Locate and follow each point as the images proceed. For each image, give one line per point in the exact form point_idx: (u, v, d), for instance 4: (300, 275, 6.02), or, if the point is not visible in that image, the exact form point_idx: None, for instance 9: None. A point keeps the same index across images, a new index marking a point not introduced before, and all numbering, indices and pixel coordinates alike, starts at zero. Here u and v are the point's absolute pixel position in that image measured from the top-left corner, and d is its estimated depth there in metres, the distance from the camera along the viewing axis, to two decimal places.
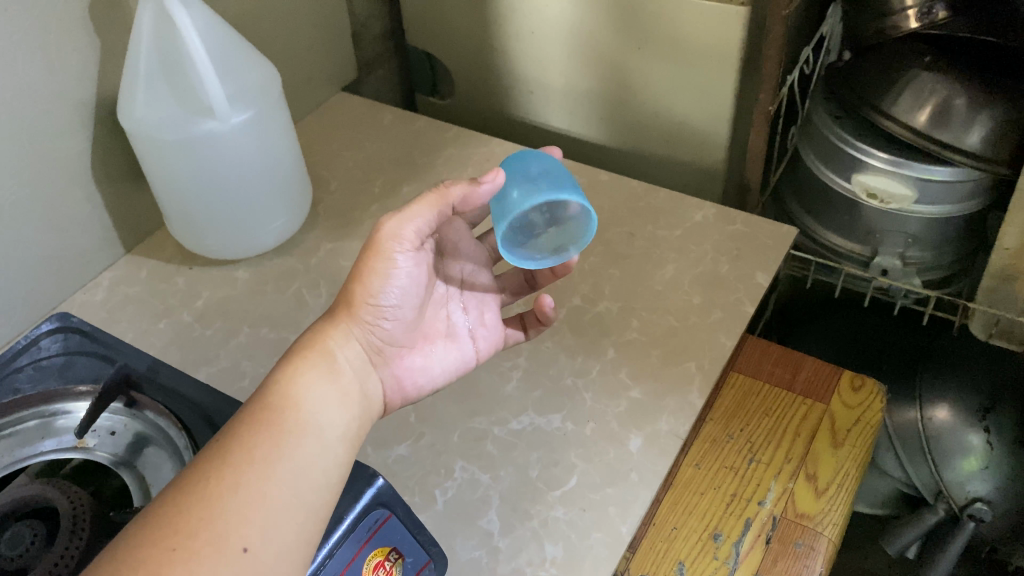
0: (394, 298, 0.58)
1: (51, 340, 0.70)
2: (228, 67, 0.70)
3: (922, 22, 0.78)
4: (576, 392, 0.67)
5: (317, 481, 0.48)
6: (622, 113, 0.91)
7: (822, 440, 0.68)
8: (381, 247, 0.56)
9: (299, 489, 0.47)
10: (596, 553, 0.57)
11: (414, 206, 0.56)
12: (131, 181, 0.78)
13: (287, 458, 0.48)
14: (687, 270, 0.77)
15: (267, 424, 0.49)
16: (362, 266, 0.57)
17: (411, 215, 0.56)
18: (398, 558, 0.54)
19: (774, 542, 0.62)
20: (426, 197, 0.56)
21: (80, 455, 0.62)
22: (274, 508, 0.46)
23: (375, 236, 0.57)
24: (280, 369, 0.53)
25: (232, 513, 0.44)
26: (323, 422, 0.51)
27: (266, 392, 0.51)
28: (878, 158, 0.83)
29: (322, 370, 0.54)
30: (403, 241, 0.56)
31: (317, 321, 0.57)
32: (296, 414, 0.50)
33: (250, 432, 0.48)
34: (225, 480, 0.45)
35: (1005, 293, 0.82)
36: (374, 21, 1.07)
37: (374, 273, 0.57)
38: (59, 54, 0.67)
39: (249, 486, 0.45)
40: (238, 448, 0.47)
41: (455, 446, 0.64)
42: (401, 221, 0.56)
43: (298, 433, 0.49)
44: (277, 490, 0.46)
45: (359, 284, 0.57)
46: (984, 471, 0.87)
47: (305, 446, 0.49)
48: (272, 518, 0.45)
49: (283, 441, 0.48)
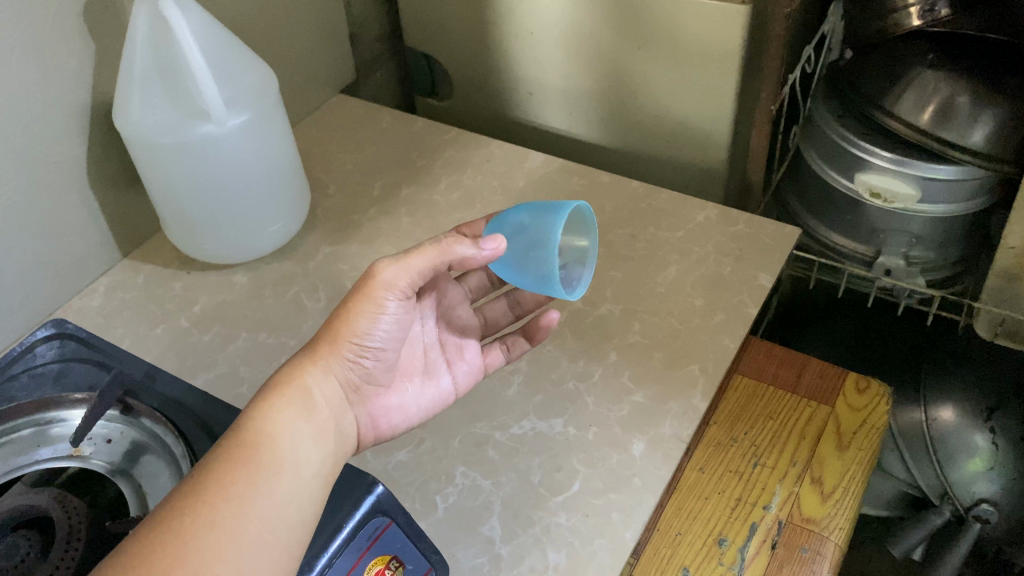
0: (378, 338, 0.57)
1: (46, 346, 0.70)
2: (226, 70, 0.70)
3: (925, 20, 0.79)
4: (578, 397, 0.66)
5: (292, 518, 0.48)
6: (622, 114, 0.91)
7: (828, 443, 0.67)
8: (372, 291, 0.55)
9: (274, 526, 0.46)
10: (599, 560, 0.56)
11: (411, 256, 0.55)
12: (128, 187, 0.78)
13: (262, 497, 0.47)
14: (689, 272, 0.76)
15: (245, 460, 0.48)
16: (348, 303, 0.55)
17: (408, 265, 0.55)
18: (399, 565, 0.53)
19: (779, 547, 0.61)
20: (425, 248, 0.55)
21: (76, 463, 0.61)
22: (249, 546, 0.45)
23: (368, 280, 0.55)
24: (255, 403, 0.51)
25: (206, 551, 0.43)
26: (300, 458, 0.50)
27: (243, 427, 0.50)
28: (881, 157, 0.82)
29: (301, 409, 0.52)
30: (395, 287, 0.55)
31: (296, 355, 0.55)
32: (272, 451, 0.49)
33: (227, 468, 0.47)
34: (201, 516, 0.44)
35: (1011, 293, 0.81)
36: (372, 23, 1.06)
37: (361, 314, 0.55)
38: (53, 57, 0.66)
39: (225, 522, 0.45)
40: (215, 482, 0.46)
41: (455, 452, 0.63)
42: (397, 269, 0.55)
43: (276, 470, 0.48)
44: (253, 525, 0.46)
45: (347, 322, 0.55)
46: (990, 472, 0.86)
47: (282, 484, 0.48)
48: (246, 557, 0.45)
49: (261, 478, 0.48)
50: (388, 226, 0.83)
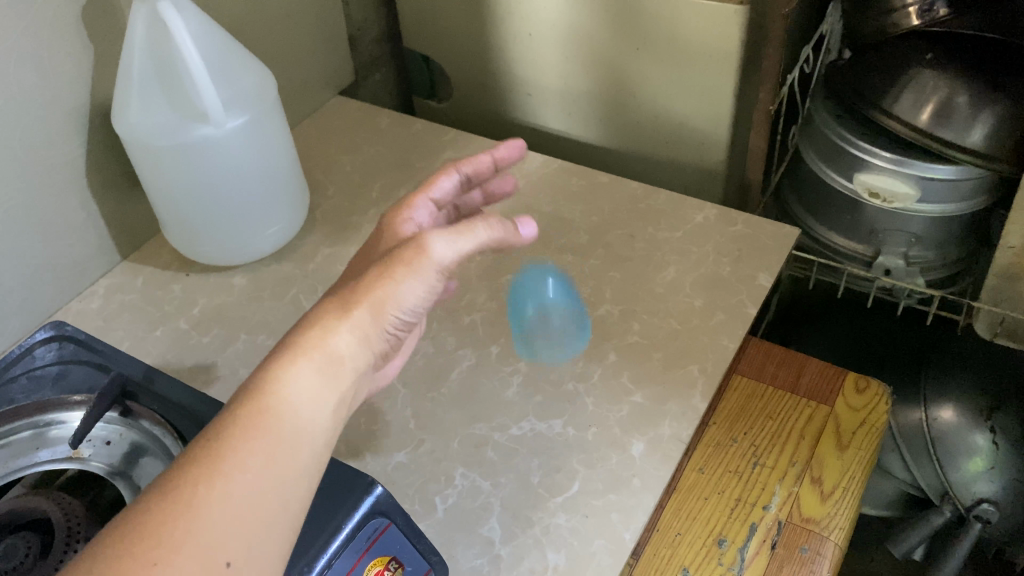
0: (412, 311, 0.50)
1: (45, 349, 0.70)
2: (224, 73, 0.70)
3: (924, 19, 0.78)
4: (577, 397, 0.66)
5: (305, 491, 0.42)
6: (621, 114, 0.91)
7: (827, 443, 0.67)
8: (421, 264, 0.48)
9: (289, 499, 0.40)
10: (598, 561, 0.56)
11: (467, 238, 0.49)
12: (127, 189, 0.78)
13: (282, 468, 0.40)
14: (688, 272, 0.76)
15: (265, 427, 0.41)
16: (391, 270, 0.48)
17: (462, 244, 0.49)
18: (399, 567, 0.53)
19: (779, 547, 0.61)
20: (477, 229, 0.50)
21: (75, 465, 0.61)
22: (265, 520, 0.39)
23: (415, 251, 0.48)
24: (272, 360, 0.44)
25: (220, 522, 0.37)
26: (321, 432, 0.43)
27: (263, 391, 0.42)
28: (880, 158, 0.82)
29: (327, 373, 0.45)
30: (443, 265, 0.49)
31: (321, 310, 0.47)
32: (294, 419, 0.42)
33: (245, 433, 0.40)
34: (215, 484, 0.38)
35: (1010, 292, 0.81)
36: (371, 25, 1.06)
37: (404, 287, 0.48)
38: (52, 60, 0.66)
39: (242, 491, 0.38)
40: (232, 446, 0.39)
41: (455, 452, 0.63)
42: (451, 246, 0.49)
43: (296, 442, 0.42)
44: (272, 498, 0.39)
45: (390, 293, 0.47)
46: (991, 472, 0.86)
47: (301, 458, 0.42)
48: (259, 532, 0.38)
49: (280, 449, 0.41)
50: None
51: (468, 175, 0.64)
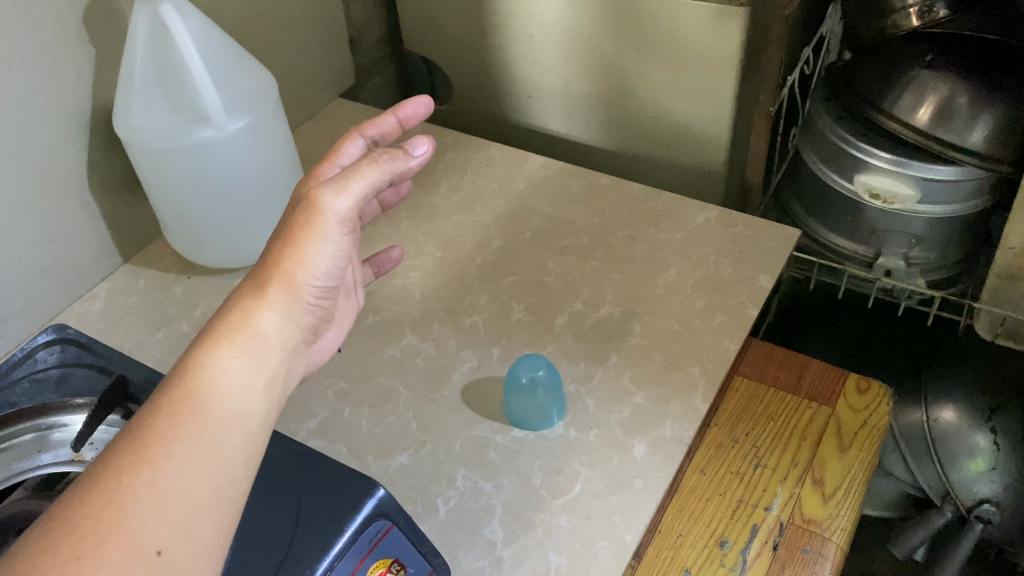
0: (328, 275, 0.49)
1: (47, 352, 0.70)
2: (226, 75, 0.70)
3: (923, 21, 0.80)
4: (578, 399, 0.66)
5: (242, 472, 0.41)
6: (621, 116, 0.91)
7: (829, 443, 0.67)
8: (318, 221, 0.48)
9: (222, 482, 0.39)
10: (601, 562, 0.56)
11: (355, 180, 0.48)
12: (128, 191, 0.78)
13: (210, 451, 0.39)
14: (689, 273, 0.76)
15: (187, 413, 0.39)
16: (294, 237, 0.47)
17: (352, 190, 0.49)
18: (400, 568, 0.53)
19: (780, 548, 0.61)
20: (367, 169, 0.49)
21: (76, 468, 0.60)
22: (197, 506, 0.38)
23: (312, 211, 0.48)
24: (191, 348, 0.42)
25: (148, 512, 0.36)
26: (253, 411, 0.42)
27: (186, 376, 0.41)
28: (880, 158, 0.82)
29: (252, 353, 0.44)
30: (342, 216, 0.49)
31: (236, 294, 0.46)
32: (221, 402, 0.41)
33: (169, 420, 0.39)
34: (140, 474, 0.37)
35: (1011, 293, 0.81)
36: (372, 27, 1.06)
37: (305, 247, 0.47)
38: (54, 64, 0.66)
39: (170, 479, 0.37)
40: (156, 434, 0.38)
41: (456, 455, 0.63)
42: (342, 195, 0.48)
43: (225, 424, 0.40)
44: (203, 481, 0.38)
45: (294, 257, 0.47)
46: (992, 472, 0.86)
47: (232, 440, 0.40)
48: (192, 518, 0.37)
49: (208, 435, 0.40)
50: (388, 230, 0.84)
51: (375, 139, 0.58)
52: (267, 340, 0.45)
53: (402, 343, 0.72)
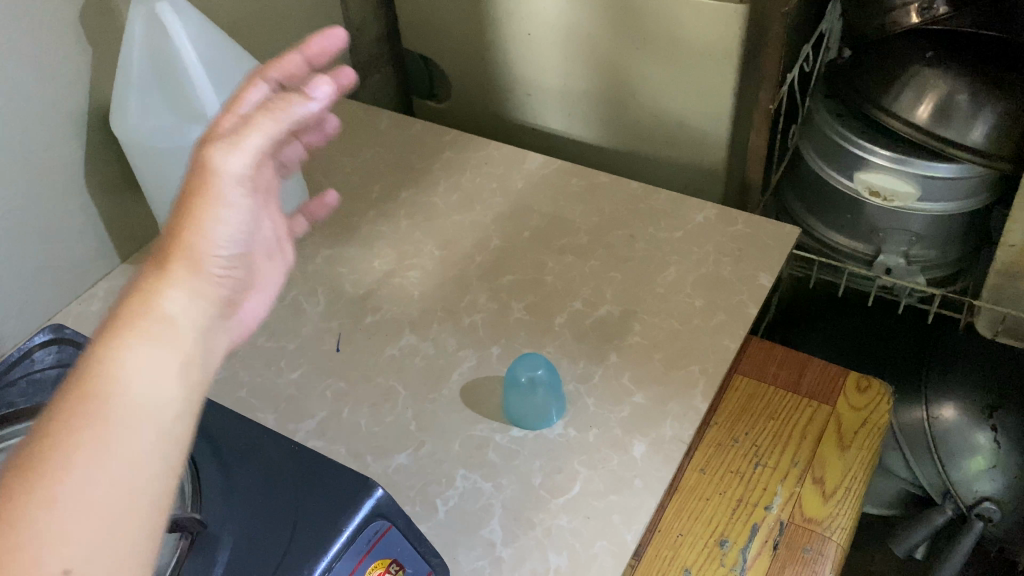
0: (235, 244, 0.41)
1: (44, 351, 0.67)
2: (223, 73, 0.70)
3: (923, 17, 0.77)
4: (578, 398, 0.66)
5: (161, 470, 0.34)
6: (620, 114, 0.90)
7: (829, 441, 0.67)
8: (210, 186, 0.39)
9: (135, 484, 0.33)
10: (601, 562, 0.56)
11: (248, 133, 0.40)
12: (125, 191, 0.78)
13: (117, 451, 0.33)
14: (689, 272, 0.76)
15: (82, 414, 0.33)
16: (187, 209, 0.39)
17: (246, 146, 0.40)
18: (399, 569, 0.52)
19: (781, 547, 0.61)
20: (261, 119, 0.40)
21: None
22: (105, 518, 0.31)
23: (202, 176, 0.39)
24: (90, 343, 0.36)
25: (46, 534, 0.30)
26: (165, 402, 0.35)
27: (81, 371, 0.34)
28: (880, 155, 0.82)
29: (158, 339, 0.36)
30: (239, 176, 0.40)
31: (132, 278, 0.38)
32: (124, 394, 0.34)
33: (61, 422, 0.32)
34: (32, 490, 0.30)
35: (1011, 291, 0.81)
36: (370, 25, 1.06)
37: (197, 219, 0.39)
38: (50, 63, 0.66)
39: (68, 493, 0.31)
40: (46, 443, 0.31)
41: (456, 455, 0.63)
42: (233, 152, 0.39)
43: (134, 419, 0.34)
44: (112, 489, 0.32)
45: (193, 231, 0.39)
46: (993, 470, 0.86)
47: (144, 434, 0.34)
48: (104, 531, 0.31)
49: (110, 435, 0.33)
50: (387, 229, 0.84)
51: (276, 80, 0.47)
52: (173, 322, 0.37)
53: (401, 343, 0.72)
